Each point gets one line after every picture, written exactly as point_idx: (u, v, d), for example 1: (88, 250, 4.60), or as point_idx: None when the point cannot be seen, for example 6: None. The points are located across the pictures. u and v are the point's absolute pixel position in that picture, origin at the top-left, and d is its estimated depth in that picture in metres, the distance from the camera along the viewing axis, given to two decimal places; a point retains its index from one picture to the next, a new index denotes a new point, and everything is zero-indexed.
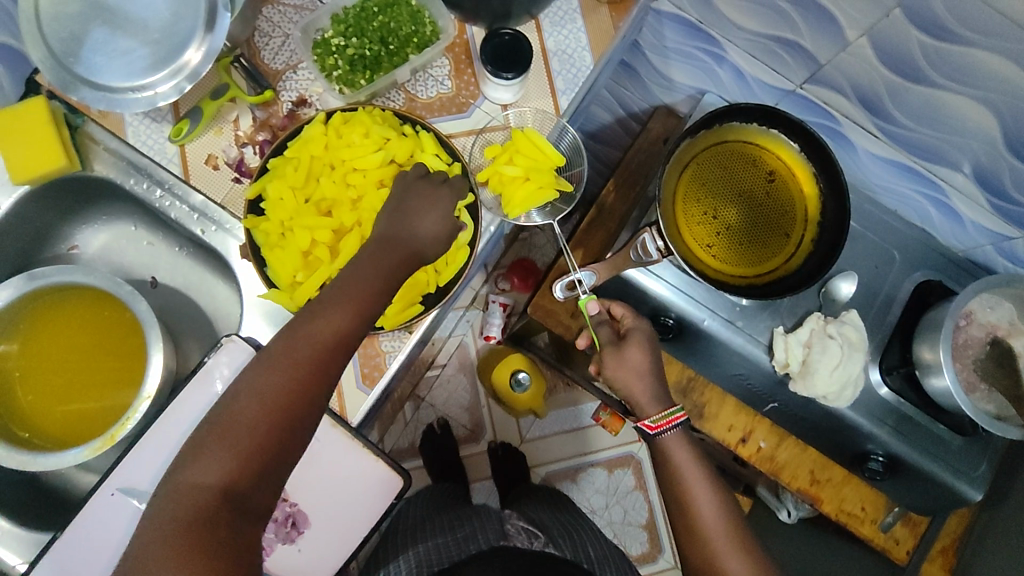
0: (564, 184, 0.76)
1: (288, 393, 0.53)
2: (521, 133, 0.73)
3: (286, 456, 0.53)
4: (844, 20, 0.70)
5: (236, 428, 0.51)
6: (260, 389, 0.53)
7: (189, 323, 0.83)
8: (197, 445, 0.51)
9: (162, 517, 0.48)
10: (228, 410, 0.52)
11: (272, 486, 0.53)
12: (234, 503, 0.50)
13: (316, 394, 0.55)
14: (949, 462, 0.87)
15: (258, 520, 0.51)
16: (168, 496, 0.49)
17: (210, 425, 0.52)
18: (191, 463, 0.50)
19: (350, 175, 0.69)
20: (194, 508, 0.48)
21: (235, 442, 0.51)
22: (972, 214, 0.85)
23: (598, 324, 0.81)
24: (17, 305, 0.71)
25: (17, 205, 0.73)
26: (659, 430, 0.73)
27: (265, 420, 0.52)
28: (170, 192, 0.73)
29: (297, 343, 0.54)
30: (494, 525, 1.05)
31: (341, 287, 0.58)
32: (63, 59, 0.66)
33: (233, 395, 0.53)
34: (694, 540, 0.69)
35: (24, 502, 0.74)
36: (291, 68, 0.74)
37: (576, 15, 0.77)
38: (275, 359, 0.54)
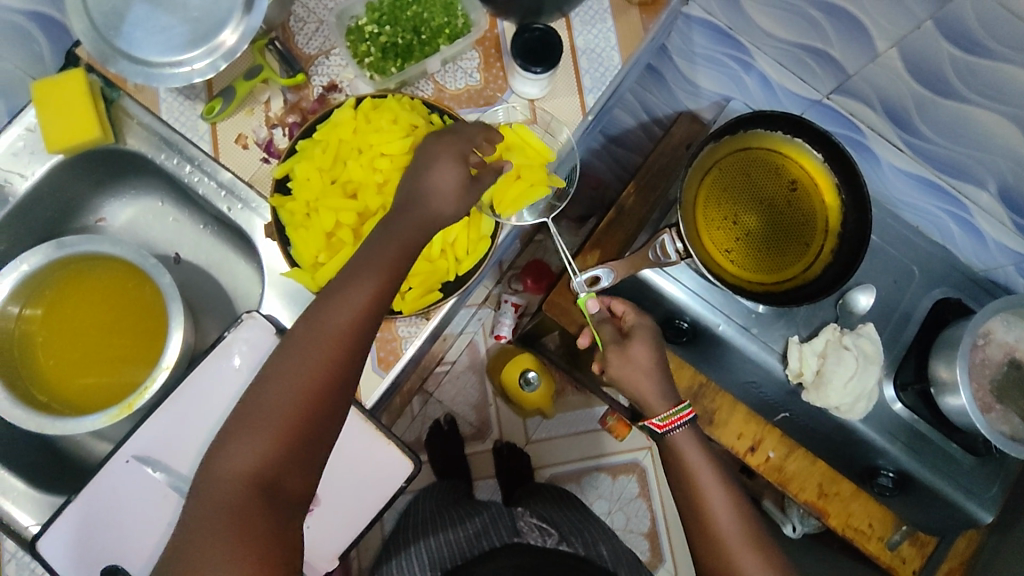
0: (556, 181, 0.74)
1: (317, 378, 0.56)
2: (512, 131, 0.73)
3: (318, 437, 0.56)
4: (875, 30, 0.70)
5: (269, 413, 0.55)
6: (290, 375, 0.56)
7: (208, 300, 0.84)
8: (233, 430, 0.55)
9: (206, 500, 0.53)
10: (260, 395, 0.56)
11: (306, 466, 0.56)
12: (271, 484, 0.54)
13: (344, 378, 0.58)
14: (961, 482, 0.86)
15: (296, 499, 0.55)
16: (209, 478, 0.54)
17: (242, 413, 0.56)
18: (228, 448, 0.55)
19: (378, 160, 0.69)
20: (233, 490, 0.52)
21: (262, 428, 0.55)
22: (995, 234, 0.84)
23: (600, 322, 0.81)
24: (47, 271, 0.74)
25: (50, 173, 0.75)
26: (669, 427, 0.72)
27: (297, 403, 0.55)
28: (199, 168, 0.75)
29: (323, 327, 0.58)
30: (506, 521, 1.06)
31: (359, 272, 0.59)
32: (104, 32, 0.67)
33: (264, 381, 0.57)
34: (710, 543, 0.69)
35: (38, 465, 0.75)
36: (324, 54, 0.75)
37: (607, 15, 0.78)
38: (298, 346, 0.57)
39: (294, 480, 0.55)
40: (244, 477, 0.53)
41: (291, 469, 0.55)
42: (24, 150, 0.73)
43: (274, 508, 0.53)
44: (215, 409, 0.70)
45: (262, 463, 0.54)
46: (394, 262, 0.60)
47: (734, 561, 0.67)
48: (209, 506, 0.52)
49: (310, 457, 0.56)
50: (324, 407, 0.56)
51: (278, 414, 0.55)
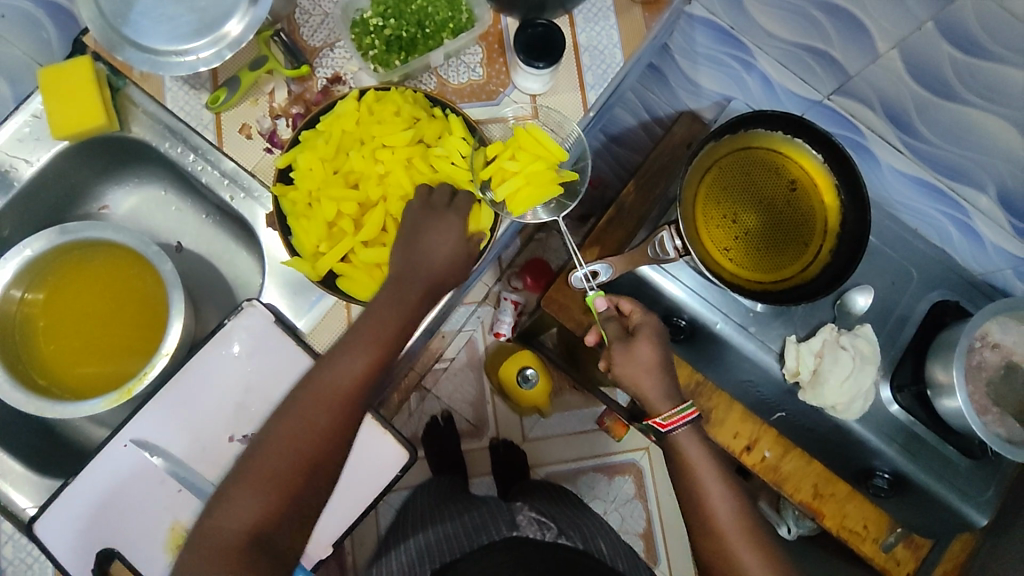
0: (568, 176, 0.73)
1: (318, 439, 0.58)
2: (524, 129, 0.70)
3: (313, 498, 0.58)
4: (876, 30, 0.70)
5: (270, 473, 0.56)
6: (293, 435, 0.57)
7: (209, 288, 0.85)
8: (232, 486, 0.56)
9: (201, 558, 0.53)
10: (259, 454, 0.57)
11: (300, 525, 0.58)
12: (268, 542, 0.55)
13: (343, 439, 0.59)
14: (956, 484, 0.87)
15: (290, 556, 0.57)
16: (206, 535, 0.55)
17: (239, 471, 0.57)
18: (225, 507, 0.56)
19: (379, 151, 0.69)
20: (231, 549, 0.54)
21: (261, 490, 0.56)
22: (993, 237, 0.84)
23: (607, 322, 0.82)
24: (48, 256, 0.74)
25: (55, 160, 0.76)
26: (671, 427, 0.72)
27: (297, 465, 0.57)
28: (202, 157, 0.76)
29: (325, 389, 0.59)
30: (505, 516, 1.06)
31: (364, 335, 0.61)
32: (111, 20, 0.68)
33: (265, 438, 0.58)
34: (711, 538, 0.69)
35: (36, 448, 0.76)
36: (328, 46, 0.76)
37: (609, 12, 0.79)
38: (300, 408, 0.59)
39: (289, 539, 0.57)
40: (242, 538, 0.54)
41: (287, 527, 0.56)
42: (29, 136, 0.74)
43: (272, 565, 0.54)
44: (212, 395, 0.70)
45: (261, 522, 0.55)
46: (399, 324, 0.62)
47: (733, 554, 0.67)
48: (207, 563, 0.53)
49: (305, 516, 0.58)
50: (322, 468, 0.58)
51: (279, 475, 0.56)
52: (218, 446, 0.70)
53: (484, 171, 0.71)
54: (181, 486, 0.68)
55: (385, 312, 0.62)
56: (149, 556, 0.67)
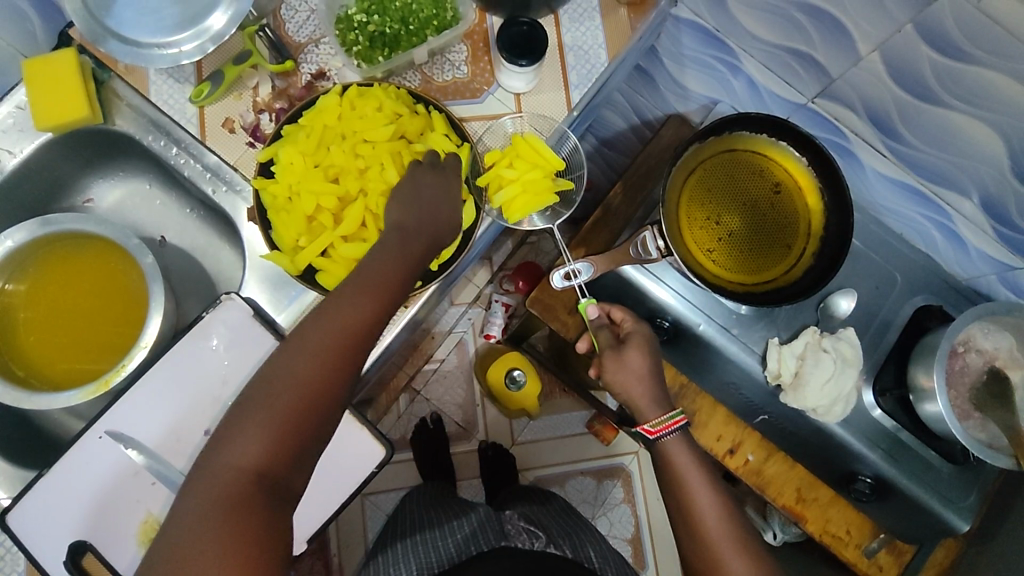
0: (563, 185, 0.76)
1: (318, 379, 0.55)
2: (522, 138, 0.72)
3: (316, 439, 0.55)
4: (857, 33, 0.71)
5: (272, 404, 0.53)
6: (292, 372, 0.54)
7: (191, 283, 0.85)
8: (229, 427, 0.53)
9: (199, 496, 0.50)
10: (263, 388, 0.54)
11: (301, 469, 0.54)
12: (268, 485, 0.52)
13: (345, 380, 0.56)
14: (938, 490, 0.88)
15: (292, 502, 0.54)
16: (204, 475, 0.51)
17: (242, 405, 0.54)
18: (226, 443, 0.52)
19: (360, 146, 0.69)
20: (230, 490, 0.50)
21: (265, 424, 0.53)
22: (977, 242, 0.84)
23: (598, 328, 0.82)
24: (29, 248, 0.74)
25: (39, 151, 0.76)
26: (659, 434, 0.72)
27: (299, 403, 0.54)
28: (185, 151, 0.76)
29: (332, 323, 0.56)
30: (495, 525, 1.05)
31: (369, 281, 0.59)
32: (95, 12, 0.68)
33: (263, 379, 0.55)
34: (696, 542, 0.67)
35: (14, 440, 0.76)
36: (314, 42, 0.76)
37: (595, 13, 0.79)
38: (306, 343, 0.56)
39: (290, 482, 0.53)
40: (243, 474, 0.51)
41: (287, 471, 0.53)
42: (13, 128, 0.74)
43: (274, 507, 0.51)
44: (188, 388, 0.70)
45: (260, 464, 0.52)
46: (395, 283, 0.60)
47: (718, 558, 0.65)
48: (202, 507, 0.49)
49: (305, 462, 0.54)
50: (323, 408, 0.55)
51: (278, 414, 0.53)
52: (193, 440, 0.70)
53: (481, 178, 0.72)
54: (155, 479, 0.68)
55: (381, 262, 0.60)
56: (122, 550, 0.67)
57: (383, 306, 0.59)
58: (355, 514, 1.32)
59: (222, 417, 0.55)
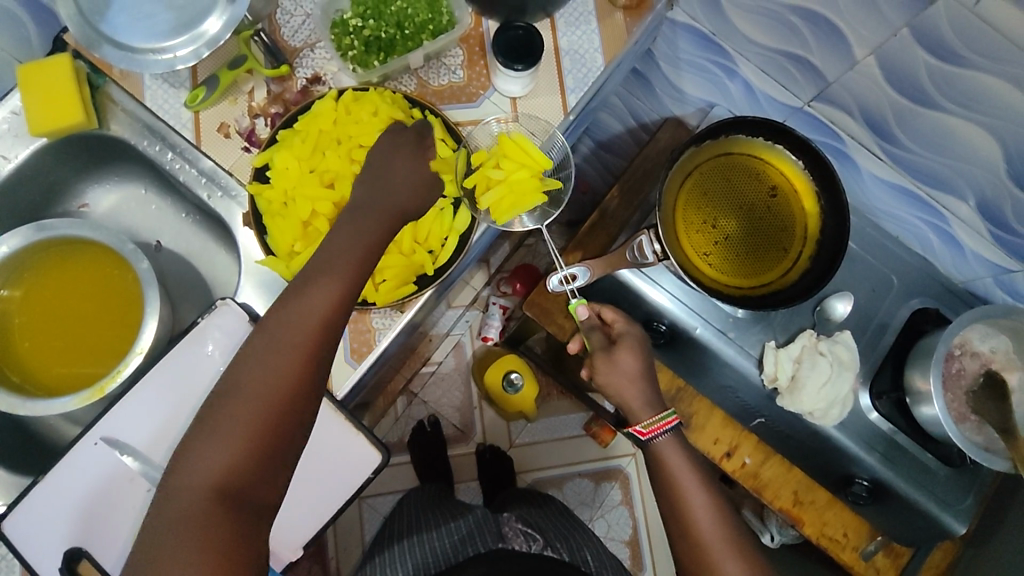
0: (552, 184, 0.72)
1: (288, 380, 0.55)
2: (509, 138, 0.70)
3: (287, 444, 0.55)
4: (854, 37, 0.71)
5: (236, 412, 0.54)
6: (254, 378, 0.55)
7: (188, 288, 0.85)
8: (198, 435, 0.53)
9: (166, 513, 0.50)
10: (225, 397, 0.55)
11: (275, 476, 0.54)
12: (242, 487, 0.52)
13: (309, 380, 0.57)
14: (935, 493, 0.88)
15: (267, 509, 0.53)
16: (175, 484, 0.51)
17: (204, 418, 0.54)
18: (190, 457, 0.52)
19: (355, 151, 0.70)
20: (202, 496, 0.50)
21: (229, 433, 0.53)
22: (972, 245, 0.84)
23: (590, 331, 0.79)
24: (25, 253, 0.74)
25: (34, 156, 0.76)
26: (651, 434, 0.72)
27: (268, 404, 0.54)
28: (180, 156, 0.76)
29: (291, 324, 0.57)
30: (491, 526, 1.05)
31: (326, 269, 0.60)
32: (90, 18, 0.68)
33: (225, 389, 0.55)
34: (690, 545, 0.68)
35: (10, 446, 0.76)
36: (309, 47, 0.76)
37: (591, 17, 0.79)
38: (267, 348, 0.56)
39: (262, 489, 0.53)
40: (209, 486, 0.51)
41: (256, 478, 0.53)
42: (8, 133, 0.74)
43: (244, 515, 0.51)
44: (184, 393, 0.70)
45: (233, 467, 0.52)
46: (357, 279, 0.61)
47: (712, 561, 0.66)
48: (174, 516, 0.49)
49: (276, 468, 0.54)
50: (293, 408, 0.55)
51: (250, 415, 0.54)
52: None
53: (469, 179, 0.70)
54: (150, 486, 0.68)
55: (345, 252, 0.61)
56: (117, 557, 0.67)
57: (348, 298, 0.60)
58: (353, 518, 1.32)
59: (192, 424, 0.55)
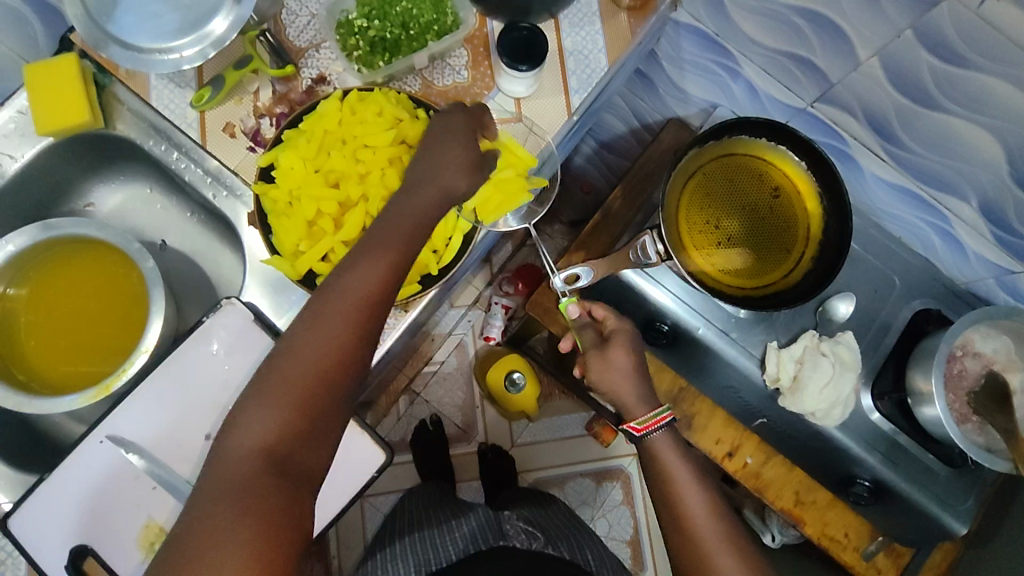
0: (537, 182, 0.74)
1: (333, 353, 0.57)
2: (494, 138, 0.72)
3: (331, 416, 0.57)
4: (858, 39, 0.71)
5: (285, 382, 0.56)
6: (303, 349, 0.56)
7: (193, 287, 0.85)
8: (250, 400, 0.56)
9: (218, 473, 0.53)
10: (276, 367, 0.56)
11: (318, 446, 0.56)
12: (287, 455, 0.54)
13: (355, 354, 0.58)
14: (936, 493, 0.88)
15: (310, 475, 0.56)
16: (228, 445, 0.54)
17: (257, 385, 0.56)
18: (241, 422, 0.55)
19: (361, 151, 0.69)
20: (250, 461, 0.53)
21: (278, 402, 0.55)
22: (975, 246, 0.84)
23: (583, 327, 0.83)
24: (31, 251, 0.74)
25: (40, 156, 0.76)
26: (646, 430, 0.72)
27: (315, 376, 0.56)
28: (186, 155, 0.76)
29: (338, 297, 0.58)
30: (493, 525, 1.05)
31: (373, 243, 0.59)
32: (97, 18, 0.69)
33: (277, 358, 0.57)
34: (686, 540, 0.67)
35: (16, 444, 0.77)
36: (314, 47, 0.77)
37: (595, 18, 0.79)
38: (315, 319, 0.57)
39: (306, 457, 0.55)
40: (258, 451, 0.53)
41: (302, 446, 0.55)
42: (14, 132, 0.75)
43: (287, 481, 0.53)
44: (189, 392, 0.70)
45: (281, 436, 0.54)
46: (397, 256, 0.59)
47: (709, 556, 0.65)
48: (225, 476, 0.52)
49: (320, 438, 0.56)
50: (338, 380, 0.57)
51: (298, 386, 0.55)
52: (195, 445, 0.70)
53: None
54: (156, 484, 0.68)
55: (389, 225, 0.60)
56: (122, 555, 0.67)
57: (395, 275, 0.59)
58: (355, 517, 1.32)
59: (245, 390, 0.58)
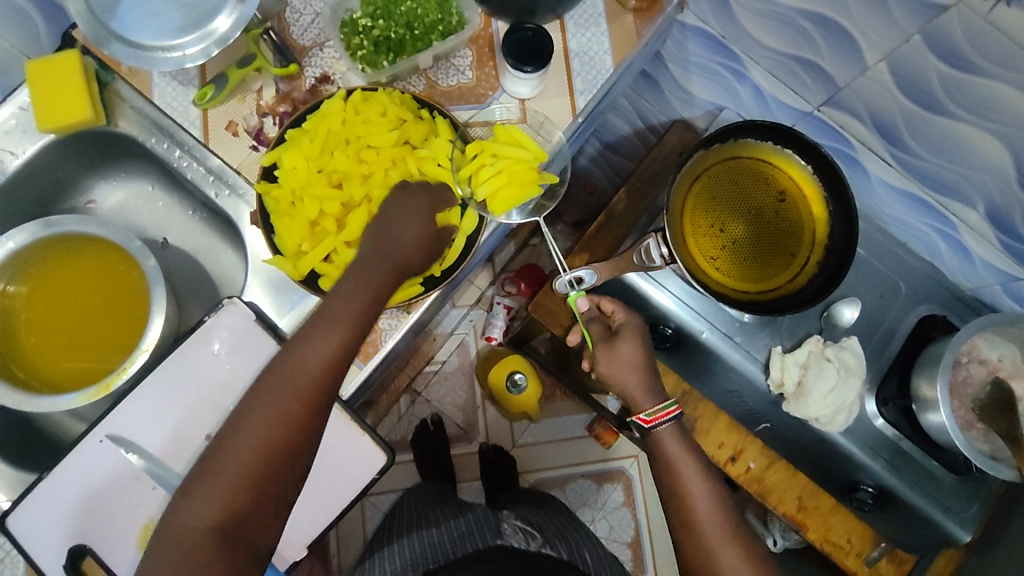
0: (548, 178, 0.72)
1: (279, 429, 0.57)
2: (504, 129, 0.71)
3: (280, 491, 0.57)
4: (866, 43, 0.70)
5: (234, 460, 0.56)
6: (253, 426, 0.57)
7: (195, 286, 0.85)
8: (193, 479, 0.56)
9: (164, 553, 0.52)
10: (227, 442, 0.57)
11: (267, 521, 0.56)
12: (235, 533, 0.54)
13: (307, 428, 0.58)
14: (940, 500, 0.87)
15: (259, 551, 0.56)
16: (174, 524, 0.54)
17: (206, 460, 0.56)
18: (190, 498, 0.55)
19: (364, 151, 0.69)
20: (197, 540, 0.53)
21: (227, 481, 0.55)
22: (982, 252, 0.84)
23: (589, 321, 0.83)
24: (32, 249, 0.74)
25: (42, 152, 0.76)
26: (654, 422, 0.72)
27: (257, 456, 0.56)
28: (189, 154, 0.76)
29: (288, 371, 0.59)
30: (490, 524, 1.05)
31: (328, 314, 0.61)
32: (100, 15, 0.68)
33: (227, 432, 0.58)
34: (691, 537, 0.67)
35: (17, 442, 0.76)
36: (318, 46, 0.76)
37: (601, 19, 0.78)
38: (267, 393, 0.58)
39: (255, 533, 0.55)
40: (204, 531, 0.53)
41: (251, 522, 0.55)
42: (16, 129, 0.74)
43: (234, 561, 0.53)
44: (190, 392, 0.70)
45: (228, 515, 0.54)
46: (354, 319, 0.61)
47: (714, 552, 0.65)
48: (171, 555, 0.52)
49: (269, 513, 0.56)
50: (286, 456, 0.57)
51: (246, 460, 0.56)
52: (195, 445, 0.69)
53: (463, 170, 0.70)
54: (156, 484, 0.68)
55: (343, 296, 0.61)
56: (121, 554, 0.67)
57: (345, 348, 0.61)
58: (355, 516, 1.32)
59: (192, 467, 0.58)
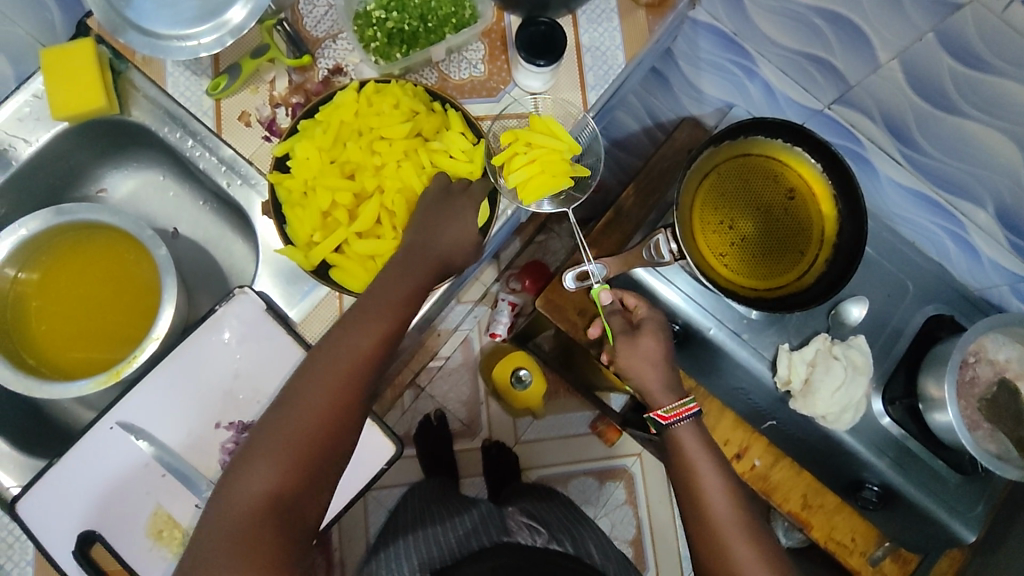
0: (581, 171, 0.73)
1: (329, 408, 0.56)
2: (540, 118, 0.72)
3: (332, 466, 0.56)
4: (878, 41, 0.70)
5: (288, 434, 0.55)
6: (306, 401, 0.56)
7: (204, 277, 0.85)
8: (245, 454, 0.55)
9: (218, 523, 0.51)
10: (279, 417, 0.56)
11: (319, 496, 0.56)
12: (291, 506, 0.53)
13: (358, 406, 0.58)
14: (946, 500, 0.88)
15: (308, 527, 0.55)
16: (226, 496, 0.53)
17: (258, 434, 0.55)
18: (242, 471, 0.53)
19: (376, 142, 0.69)
20: (252, 508, 0.52)
21: (282, 453, 0.54)
22: (990, 252, 0.84)
23: (611, 314, 0.81)
24: (44, 236, 0.74)
25: (54, 140, 0.76)
26: (672, 419, 0.72)
27: (312, 429, 0.55)
28: (201, 143, 0.76)
29: (339, 349, 0.58)
30: (496, 519, 1.06)
31: (377, 300, 0.61)
32: (115, 3, 0.68)
33: (278, 407, 0.57)
34: (706, 535, 0.65)
35: (26, 428, 0.77)
36: (331, 37, 0.76)
37: (613, 14, 0.78)
38: (320, 370, 0.58)
39: (307, 508, 0.55)
40: (257, 501, 0.52)
41: (304, 496, 0.54)
42: (30, 116, 0.74)
43: (288, 533, 0.52)
44: (199, 381, 0.70)
45: (281, 488, 0.53)
46: (400, 305, 0.61)
47: (728, 549, 0.64)
48: (225, 526, 0.51)
49: (320, 488, 0.55)
50: (339, 430, 0.56)
51: (300, 435, 0.55)
52: (204, 433, 0.70)
53: (498, 157, 0.71)
54: (166, 472, 0.68)
55: (390, 285, 0.62)
56: (130, 541, 0.67)
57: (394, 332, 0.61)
58: (358, 510, 1.32)
59: (240, 442, 0.57)
